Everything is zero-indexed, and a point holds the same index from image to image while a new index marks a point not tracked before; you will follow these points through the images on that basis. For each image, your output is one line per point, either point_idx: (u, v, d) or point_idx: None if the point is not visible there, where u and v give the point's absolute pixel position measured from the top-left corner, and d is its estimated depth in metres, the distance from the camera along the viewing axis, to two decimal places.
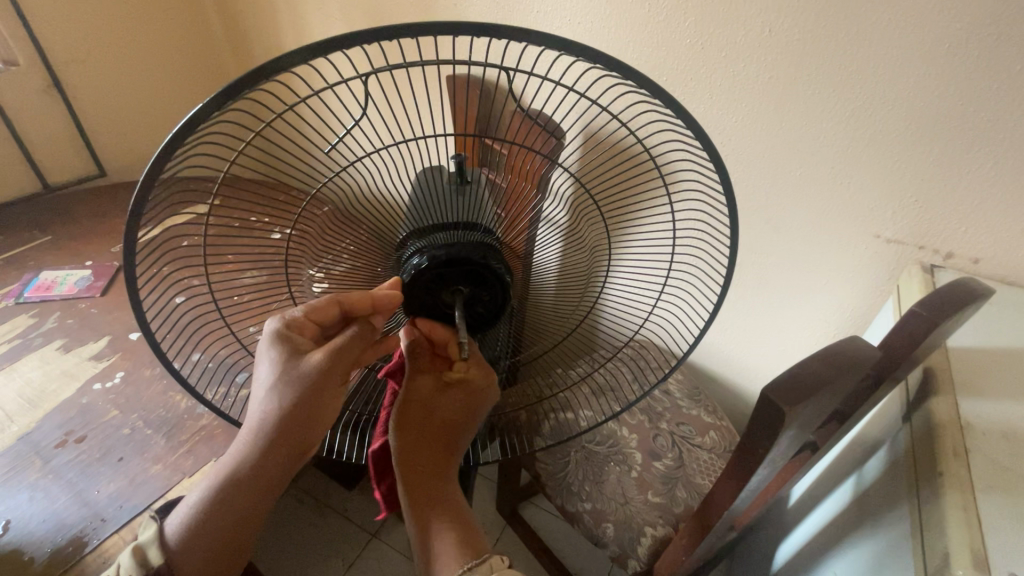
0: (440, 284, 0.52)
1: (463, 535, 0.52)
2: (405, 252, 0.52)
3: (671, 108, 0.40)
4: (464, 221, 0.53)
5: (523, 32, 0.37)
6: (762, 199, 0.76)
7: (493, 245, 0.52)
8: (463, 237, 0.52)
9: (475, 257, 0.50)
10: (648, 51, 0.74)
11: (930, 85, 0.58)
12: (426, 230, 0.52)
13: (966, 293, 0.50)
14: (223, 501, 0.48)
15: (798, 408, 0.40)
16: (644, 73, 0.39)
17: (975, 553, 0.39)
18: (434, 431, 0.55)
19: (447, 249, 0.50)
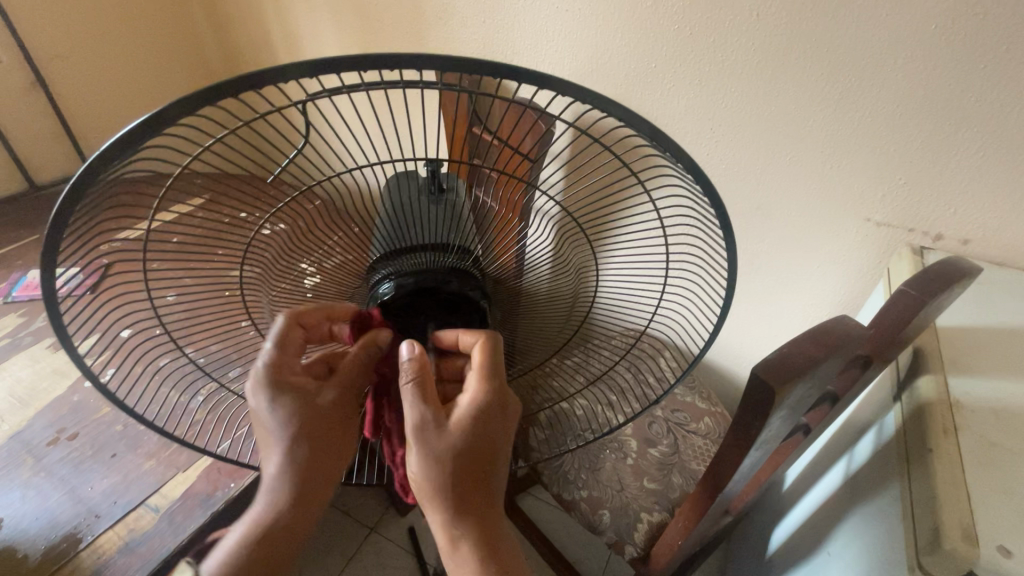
0: (411, 313, 0.50)
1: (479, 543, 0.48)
2: (375, 278, 0.52)
3: (644, 138, 0.39)
4: (432, 245, 0.52)
5: (491, 66, 0.35)
6: (753, 185, 0.76)
7: (467, 271, 0.52)
8: (431, 262, 0.51)
9: (440, 285, 0.50)
10: (636, 40, 0.73)
11: (916, 66, 0.58)
12: (393, 255, 0.51)
13: (954, 272, 0.51)
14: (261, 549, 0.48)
15: (787, 387, 0.40)
16: (614, 105, 0.37)
17: (966, 527, 0.39)
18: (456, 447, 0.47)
19: (414, 278, 0.50)
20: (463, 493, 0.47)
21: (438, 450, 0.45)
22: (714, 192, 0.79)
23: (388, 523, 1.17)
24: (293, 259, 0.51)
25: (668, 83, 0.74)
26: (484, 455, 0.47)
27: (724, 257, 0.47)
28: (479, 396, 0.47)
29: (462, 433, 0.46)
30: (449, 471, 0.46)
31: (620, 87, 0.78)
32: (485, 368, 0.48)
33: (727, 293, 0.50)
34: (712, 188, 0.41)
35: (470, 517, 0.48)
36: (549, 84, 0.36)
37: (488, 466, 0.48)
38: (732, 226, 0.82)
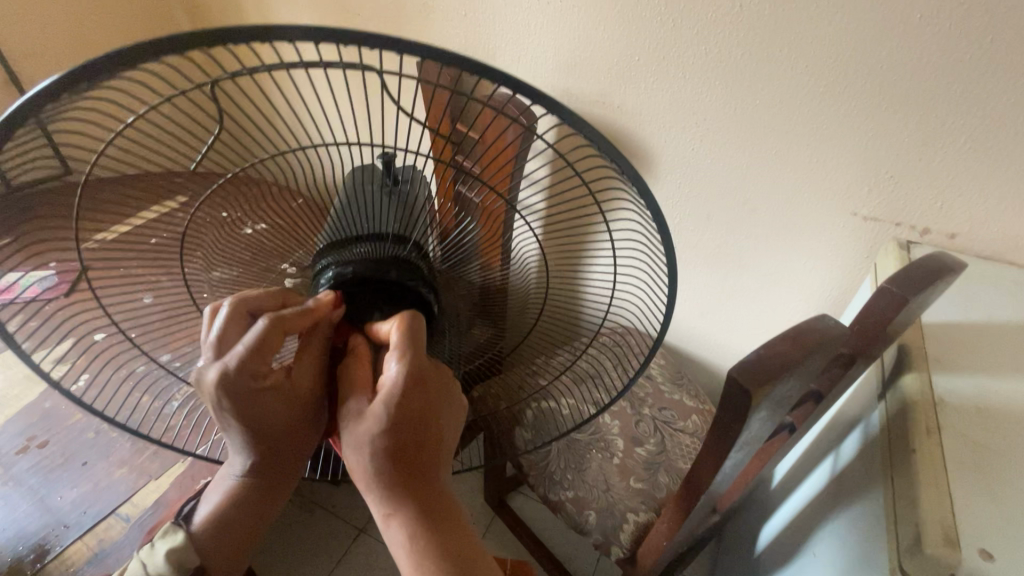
0: (351, 306, 0.48)
1: (423, 537, 0.44)
2: (318, 265, 0.48)
3: (593, 142, 0.37)
4: (369, 234, 0.48)
5: (441, 54, 0.33)
6: (740, 179, 0.74)
7: (409, 263, 0.48)
8: (376, 251, 0.48)
9: (384, 276, 0.47)
10: (619, 33, 0.71)
11: (902, 58, 0.57)
12: (340, 244, 0.48)
13: (940, 268, 0.49)
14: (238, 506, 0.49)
15: (763, 388, 0.39)
16: (561, 103, 0.36)
17: (946, 529, 0.38)
18: (391, 437, 0.42)
19: (354, 268, 0.47)
20: (399, 475, 0.43)
21: (358, 438, 0.42)
22: (699, 186, 0.78)
23: (378, 522, 1.16)
24: (270, 257, 0.50)
25: (651, 76, 0.72)
26: (414, 435, 0.42)
27: (666, 260, 0.45)
28: (397, 377, 0.42)
29: (380, 415, 0.41)
30: (376, 454, 0.42)
31: (602, 81, 0.76)
32: (403, 344, 0.43)
33: (670, 296, 0.48)
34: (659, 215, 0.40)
35: (411, 497, 0.44)
36: (511, 82, 0.35)
37: (425, 444, 0.43)
38: (720, 221, 0.80)
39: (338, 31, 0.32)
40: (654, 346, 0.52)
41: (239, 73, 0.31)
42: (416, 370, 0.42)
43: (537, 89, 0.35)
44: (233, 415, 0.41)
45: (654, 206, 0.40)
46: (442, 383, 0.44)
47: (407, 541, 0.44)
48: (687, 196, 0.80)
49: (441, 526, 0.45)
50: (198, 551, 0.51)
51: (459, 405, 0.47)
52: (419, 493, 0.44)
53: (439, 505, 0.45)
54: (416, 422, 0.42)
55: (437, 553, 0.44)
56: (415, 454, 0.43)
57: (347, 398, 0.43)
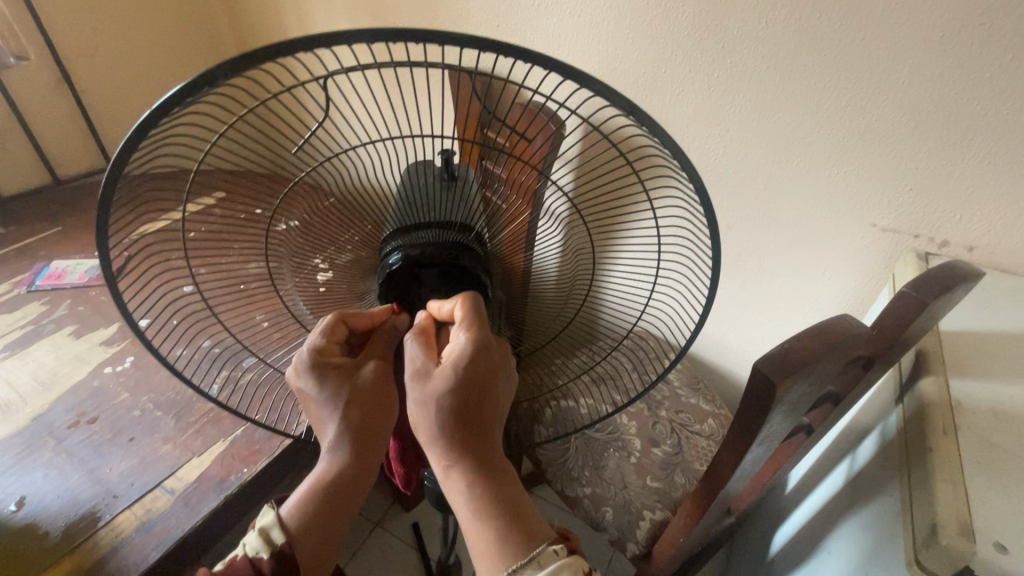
0: (418, 282, 0.52)
1: (486, 497, 0.46)
2: (386, 249, 0.53)
3: (648, 129, 0.40)
4: (437, 221, 0.52)
5: (513, 49, 0.36)
6: (762, 188, 0.77)
7: (470, 246, 0.53)
8: (439, 237, 0.52)
9: (449, 259, 0.51)
10: (649, 45, 0.74)
11: (922, 75, 0.59)
12: (407, 229, 0.52)
13: (958, 275, 0.51)
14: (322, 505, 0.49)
15: (786, 379, 0.41)
16: (621, 95, 0.38)
17: (961, 521, 0.40)
18: (458, 398, 0.45)
19: (421, 248, 0.51)
20: (461, 432, 0.46)
21: (427, 396, 0.46)
22: (723, 194, 0.80)
23: (393, 518, 1.18)
24: (306, 253, 0.53)
25: (678, 87, 0.75)
26: (478, 394, 0.46)
27: (709, 254, 0.46)
28: (464, 343, 0.46)
29: (449, 377, 0.45)
30: (442, 414, 0.46)
31: (631, 91, 0.79)
32: (467, 318, 0.48)
33: (710, 290, 0.50)
34: (710, 207, 0.43)
35: (472, 453, 0.47)
36: (580, 80, 0.38)
37: (485, 404, 0.47)
38: (741, 229, 0.82)
39: (428, 31, 0.36)
40: (690, 342, 0.53)
41: (350, 70, 0.35)
42: (480, 338, 0.46)
43: (597, 83, 0.38)
44: (323, 393, 0.50)
45: (704, 196, 0.42)
46: (501, 353, 0.49)
47: (467, 495, 0.46)
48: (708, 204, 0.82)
49: (501, 484, 0.47)
50: (287, 534, 0.48)
51: (510, 374, 0.51)
52: (478, 449, 0.47)
53: (497, 462, 0.48)
54: (480, 387, 0.46)
55: (494, 507, 0.46)
56: (479, 416, 0.47)
57: (415, 364, 0.48)
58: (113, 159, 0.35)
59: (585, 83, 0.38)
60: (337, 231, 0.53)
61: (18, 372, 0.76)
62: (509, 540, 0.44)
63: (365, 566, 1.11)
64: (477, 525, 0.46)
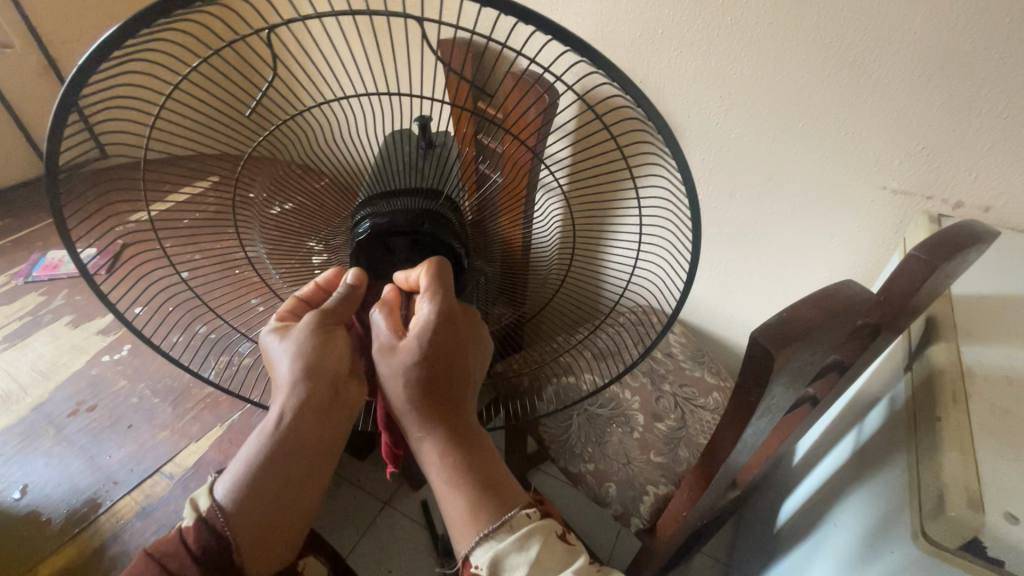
0: (387, 254, 0.49)
1: (457, 466, 0.46)
2: (355, 217, 0.50)
3: (625, 86, 0.37)
4: (408, 188, 0.49)
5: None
6: (763, 155, 0.74)
7: (442, 215, 0.49)
8: (410, 203, 0.49)
9: (417, 228, 0.48)
10: (643, 4, 0.71)
11: (934, 23, 0.56)
12: (378, 198, 0.49)
13: (971, 235, 0.48)
14: (267, 474, 0.48)
15: (784, 349, 0.39)
16: (598, 50, 0.35)
17: (970, 492, 0.38)
18: (423, 369, 0.45)
19: (391, 217, 0.48)
20: (430, 402, 0.46)
21: (393, 369, 0.46)
22: (725, 161, 0.77)
23: (402, 497, 1.20)
24: (301, 234, 0.53)
25: (676, 48, 0.71)
26: (445, 365, 0.46)
27: (698, 219, 0.44)
28: (428, 314, 0.45)
29: (413, 349, 0.45)
30: (410, 385, 0.46)
31: (625, 55, 0.76)
32: (431, 285, 0.46)
33: (696, 257, 0.47)
34: (691, 179, 0.41)
35: (441, 422, 0.47)
36: (558, 34, 0.35)
37: (453, 375, 0.47)
38: (744, 197, 0.79)
39: None
40: (680, 309, 0.51)
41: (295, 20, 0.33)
42: (446, 308, 0.46)
43: (571, 35, 0.35)
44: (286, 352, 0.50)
45: (686, 166, 0.40)
46: (467, 322, 0.48)
47: (438, 463, 0.47)
48: (709, 171, 0.79)
49: (472, 451, 0.48)
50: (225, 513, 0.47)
51: (484, 344, 0.50)
52: (448, 418, 0.47)
53: (468, 430, 0.48)
54: (445, 358, 0.46)
55: (465, 472, 0.46)
56: (446, 386, 0.47)
57: (381, 336, 0.47)
58: (54, 105, 0.33)
59: (562, 39, 0.35)
60: (328, 212, 0.52)
61: (18, 363, 0.76)
62: (480, 503, 0.45)
63: (375, 545, 1.12)
64: (450, 491, 0.46)
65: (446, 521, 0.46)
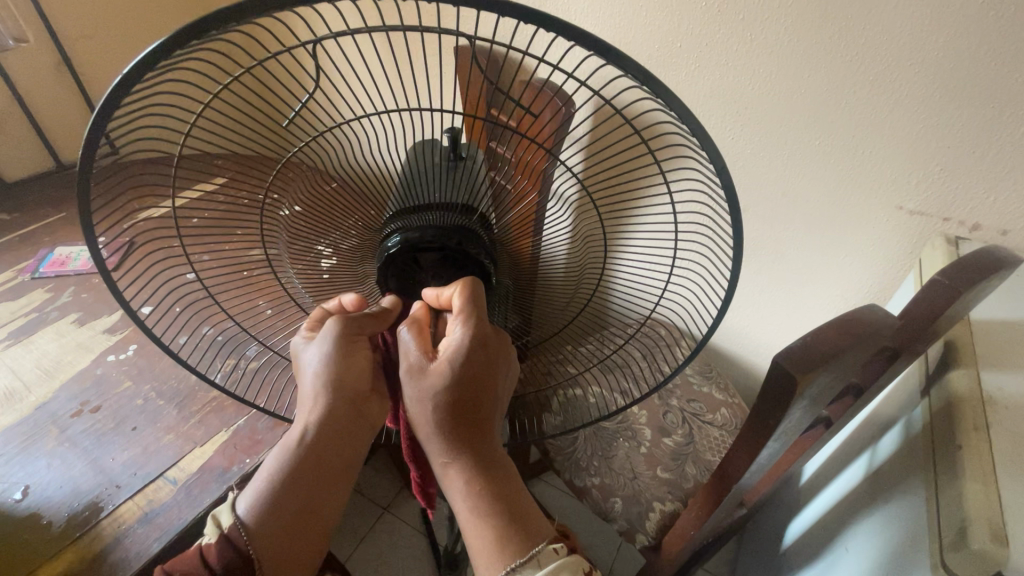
0: (415, 267, 0.49)
1: (481, 491, 0.46)
2: (385, 232, 0.50)
3: (659, 99, 0.36)
4: (440, 203, 0.49)
5: (517, 10, 0.33)
6: (781, 171, 0.73)
7: (472, 230, 0.49)
8: (442, 219, 0.49)
9: (448, 243, 0.48)
10: (665, 18, 0.70)
11: (959, 46, 0.55)
12: (406, 212, 0.50)
13: (994, 262, 0.48)
14: (292, 483, 0.47)
15: (808, 375, 0.38)
16: (633, 62, 0.34)
17: (993, 527, 0.37)
18: (453, 395, 0.45)
19: (420, 232, 0.48)
20: (459, 428, 0.46)
21: (422, 392, 0.45)
22: (739, 177, 0.77)
23: (402, 504, 1.19)
24: (312, 238, 0.51)
25: (695, 64, 0.71)
26: (474, 390, 0.45)
27: (730, 233, 0.42)
28: (462, 339, 0.45)
29: (444, 375, 0.45)
30: (437, 410, 0.45)
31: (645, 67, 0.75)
32: (465, 308, 0.45)
33: (733, 273, 0.45)
34: (735, 202, 0.40)
35: (468, 448, 0.46)
36: (598, 49, 0.34)
37: (482, 401, 0.46)
38: (757, 213, 0.79)
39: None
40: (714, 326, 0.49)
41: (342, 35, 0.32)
42: (479, 333, 0.45)
43: (606, 46, 0.34)
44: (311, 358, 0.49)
45: (729, 188, 0.39)
46: (499, 344, 0.47)
47: (464, 490, 0.46)
48: None
49: (496, 479, 0.47)
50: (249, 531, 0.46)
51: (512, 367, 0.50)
52: (475, 444, 0.46)
53: (493, 457, 0.47)
54: (478, 385, 0.45)
55: (491, 500, 0.46)
56: (475, 412, 0.46)
57: (410, 359, 0.46)
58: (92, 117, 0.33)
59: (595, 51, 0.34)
60: (341, 216, 0.51)
61: (22, 361, 0.76)
62: (507, 536, 0.44)
63: (374, 552, 1.11)
64: (474, 518, 0.46)
65: (467, 546, 0.46)
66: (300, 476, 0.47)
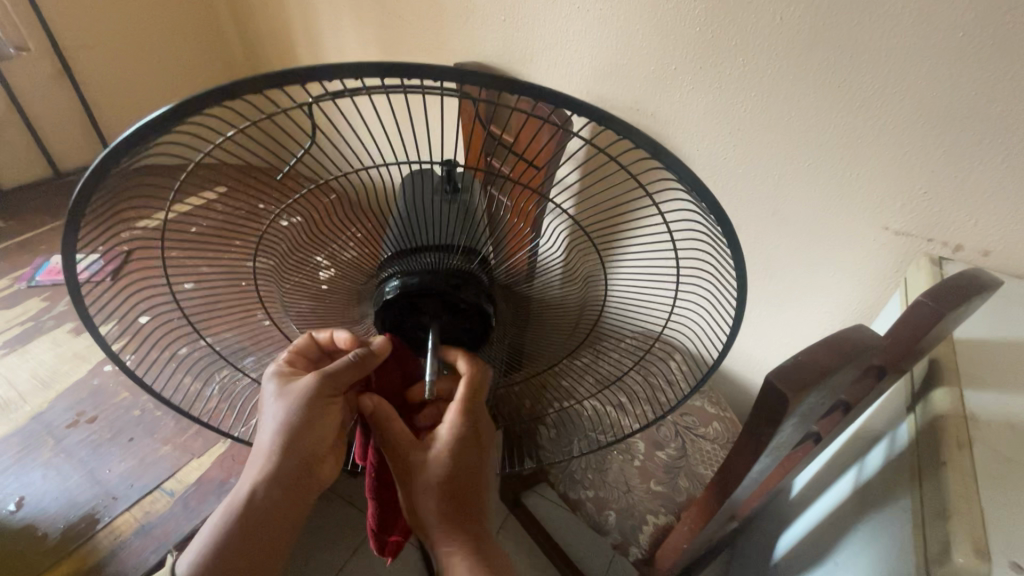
0: (415, 311, 0.51)
1: (473, 556, 0.52)
2: (385, 274, 0.51)
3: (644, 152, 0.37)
4: (436, 245, 0.50)
5: (506, 84, 0.34)
6: (768, 192, 0.75)
7: (472, 276, 0.51)
8: (442, 264, 0.50)
9: (447, 288, 0.49)
10: (658, 43, 0.73)
11: (943, 76, 0.57)
12: (406, 254, 0.51)
13: (974, 284, 0.50)
14: (235, 539, 0.50)
15: (798, 395, 0.39)
16: (616, 121, 0.36)
17: (976, 544, 0.39)
18: (455, 474, 0.51)
19: (420, 277, 0.49)
20: (456, 503, 0.52)
21: (430, 472, 0.51)
22: (729, 196, 0.79)
23: None
24: (307, 251, 0.51)
25: (686, 87, 0.74)
26: (471, 468, 0.52)
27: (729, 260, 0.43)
28: (462, 426, 0.51)
29: (448, 458, 0.51)
30: (440, 486, 0.51)
31: (639, 88, 0.78)
32: (465, 394, 0.52)
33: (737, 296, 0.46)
34: (732, 244, 0.42)
35: (463, 519, 0.52)
36: (593, 115, 0.36)
37: (476, 476, 0.53)
38: (747, 232, 0.81)
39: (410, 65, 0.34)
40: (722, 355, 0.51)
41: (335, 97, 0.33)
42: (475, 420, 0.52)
43: (592, 113, 0.35)
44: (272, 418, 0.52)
45: (722, 230, 0.41)
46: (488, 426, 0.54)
47: (461, 555, 0.52)
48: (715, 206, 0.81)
49: (485, 544, 0.53)
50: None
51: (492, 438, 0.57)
52: (467, 514, 0.52)
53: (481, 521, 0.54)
54: (473, 462, 0.52)
55: (482, 562, 0.52)
56: (470, 487, 0.52)
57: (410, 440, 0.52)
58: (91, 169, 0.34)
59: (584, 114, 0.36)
60: (337, 230, 0.50)
61: (19, 371, 0.78)
62: None
63: (367, 564, 1.11)
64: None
65: None
66: (243, 533, 0.50)
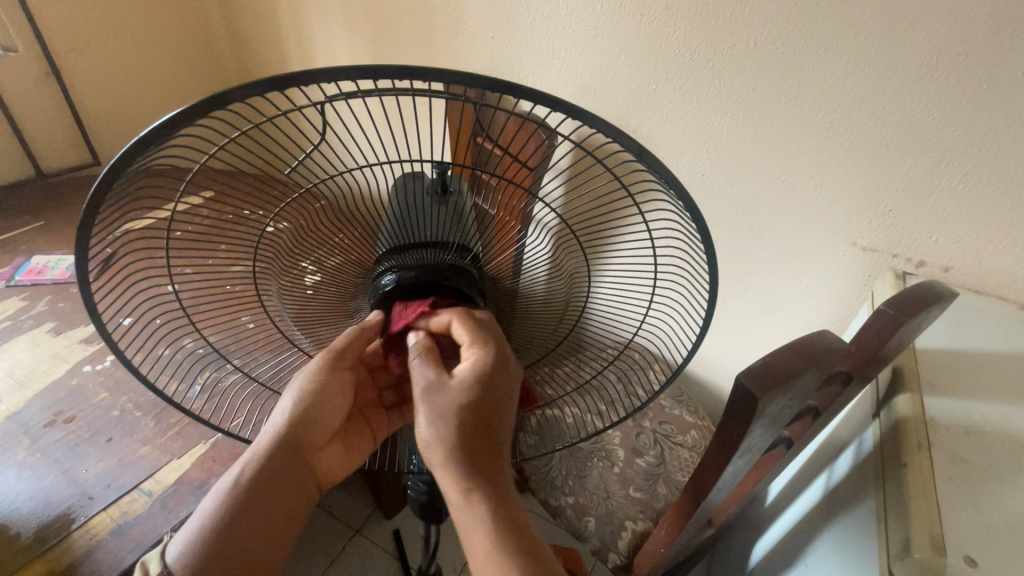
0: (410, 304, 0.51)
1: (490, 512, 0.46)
2: (379, 269, 0.52)
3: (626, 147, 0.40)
4: (431, 243, 0.51)
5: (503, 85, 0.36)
6: (741, 206, 0.79)
7: (466, 271, 0.52)
8: (438, 259, 0.51)
9: (441, 282, 0.50)
10: (639, 62, 0.76)
11: (901, 100, 0.61)
12: (400, 249, 0.51)
13: (931, 294, 0.53)
14: (228, 520, 0.53)
15: (767, 394, 0.41)
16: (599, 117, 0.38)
17: (934, 538, 0.41)
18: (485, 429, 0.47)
19: (416, 273, 0.50)
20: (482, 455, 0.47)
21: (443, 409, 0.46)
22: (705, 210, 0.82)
23: (374, 525, 1.17)
24: (293, 257, 0.51)
25: (666, 104, 0.77)
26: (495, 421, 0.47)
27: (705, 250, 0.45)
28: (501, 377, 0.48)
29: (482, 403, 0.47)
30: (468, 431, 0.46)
31: (620, 105, 0.81)
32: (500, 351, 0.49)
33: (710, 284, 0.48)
34: (709, 241, 0.44)
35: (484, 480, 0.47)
36: (581, 116, 0.38)
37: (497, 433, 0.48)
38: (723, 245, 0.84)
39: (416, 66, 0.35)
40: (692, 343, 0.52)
41: (350, 96, 0.35)
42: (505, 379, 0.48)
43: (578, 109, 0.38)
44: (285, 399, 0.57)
45: (702, 228, 0.43)
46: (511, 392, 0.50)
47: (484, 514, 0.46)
48: None
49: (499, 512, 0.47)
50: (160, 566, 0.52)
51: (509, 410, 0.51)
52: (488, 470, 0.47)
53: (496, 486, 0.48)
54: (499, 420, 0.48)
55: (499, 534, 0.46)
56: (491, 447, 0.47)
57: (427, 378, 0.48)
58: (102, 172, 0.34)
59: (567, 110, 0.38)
60: (326, 236, 0.51)
61: None
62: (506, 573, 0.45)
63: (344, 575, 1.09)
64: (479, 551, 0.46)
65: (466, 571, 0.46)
66: (234, 514, 0.54)
